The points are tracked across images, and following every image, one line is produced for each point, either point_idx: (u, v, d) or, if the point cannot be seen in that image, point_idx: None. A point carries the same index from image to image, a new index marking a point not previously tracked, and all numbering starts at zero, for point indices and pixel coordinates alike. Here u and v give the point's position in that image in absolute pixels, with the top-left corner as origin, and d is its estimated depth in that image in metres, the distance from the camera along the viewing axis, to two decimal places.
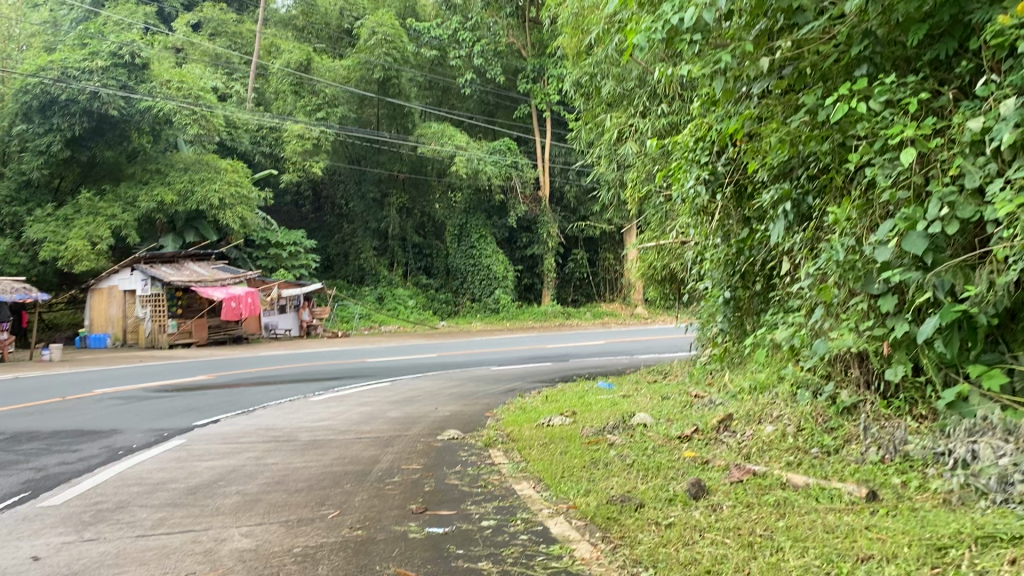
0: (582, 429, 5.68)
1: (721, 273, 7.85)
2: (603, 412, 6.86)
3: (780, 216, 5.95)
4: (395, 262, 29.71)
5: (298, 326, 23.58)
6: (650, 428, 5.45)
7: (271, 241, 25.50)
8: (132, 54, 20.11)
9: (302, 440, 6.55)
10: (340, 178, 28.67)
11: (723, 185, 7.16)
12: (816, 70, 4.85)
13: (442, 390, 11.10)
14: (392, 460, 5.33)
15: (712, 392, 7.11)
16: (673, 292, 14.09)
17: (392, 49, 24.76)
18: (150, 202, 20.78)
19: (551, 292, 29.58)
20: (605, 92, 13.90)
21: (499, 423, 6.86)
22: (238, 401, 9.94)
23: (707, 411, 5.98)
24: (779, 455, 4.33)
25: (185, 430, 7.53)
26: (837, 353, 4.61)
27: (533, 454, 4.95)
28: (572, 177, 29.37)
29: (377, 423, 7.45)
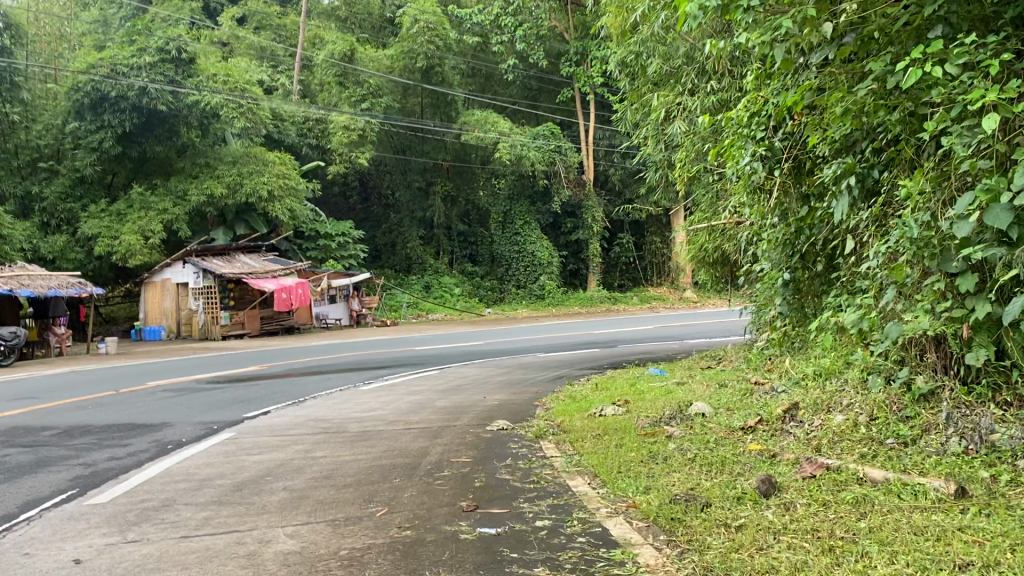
0: (638, 420, 5.46)
1: (779, 254, 7.55)
2: (658, 400, 6.63)
3: (844, 192, 5.67)
4: (440, 250, 29.58)
5: (347, 315, 23.66)
6: (710, 418, 5.21)
7: (318, 232, 25.61)
8: (179, 49, 20.42)
9: (350, 432, 6.43)
10: (385, 168, 28.69)
11: (782, 162, 6.87)
12: (884, 35, 4.54)
13: (491, 378, 10.95)
14: (441, 452, 5.17)
15: (773, 379, 6.83)
16: (724, 274, 13.75)
17: (435, 37, 24.59)
18: (201, 195, 20.98)
19: (597, 277, 29.27)
20: (652, 71, 13.56)
21: (550, 412, 6.67)
22: (288, 392, 9.92)
23: (769, 399, 5.71)
24: (852, 447, 4.08)
25: (235, 423, 7.49)
26: (913, 336, 4.31)
27: (587, 446, 4.74)
28: (618, 160, 28.94)
29: (426, 413, 7.31)
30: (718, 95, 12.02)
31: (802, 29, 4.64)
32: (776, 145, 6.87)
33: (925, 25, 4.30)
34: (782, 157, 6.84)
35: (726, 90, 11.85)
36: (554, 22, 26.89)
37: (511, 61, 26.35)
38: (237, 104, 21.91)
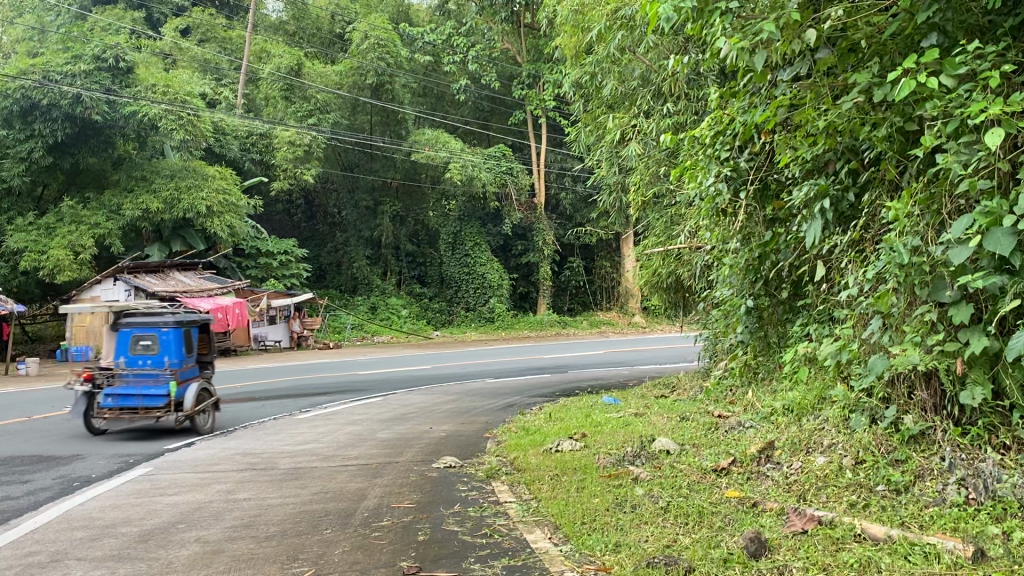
0: (598, 459, 5.00)
1: (741, 280, 7.21)
2: (618, 435, 6.18)
3: (817, 215, 5.37)
4: (388, 270, 28.95)
5: (288, 337, 22.84)
6: (677, 457, 4.77)
7: (260, 250, 24.77)
8: (117, 58, 19.56)
9: (281, 468, 5.85)
10: (332, 186, 28.05)
11: (747, 183, 6.56)
12: (871, 45, 4.24)
13: (438, 406, 10.41)
14: (380, 495, 4.64)
15: (737, 412, 6.44)
16: (679, 299, 13.40)
17: (385, 54, 24.31)
18: (135, 210, 20.14)
19: (547, 301, 28.93)
20: (606, 93, 13.29)
21: (500, 448, 6.17)
22: (219, 420, 9.26)
23: (737, 436, 5.31)
24: (839, 496, 3.67)
25: (154, 456, 6.84)
26: (901, 370, 3.93)
27: (545, 490, 4.26)
28: (569, 184, 28.67)
29: (366, 446, 6.76)
30: (674, 118, 11.79)
31: (783, 35, 4.33)
32: (741, 165, 6.56)
33: (917, 33, 4.00)
34: (748, 178, 6.53)
35: (681, 112, 11.69)
36: (506, 45, 26.70)
37: (463, 81, 25.88)
38: (177, 115, 21.06)
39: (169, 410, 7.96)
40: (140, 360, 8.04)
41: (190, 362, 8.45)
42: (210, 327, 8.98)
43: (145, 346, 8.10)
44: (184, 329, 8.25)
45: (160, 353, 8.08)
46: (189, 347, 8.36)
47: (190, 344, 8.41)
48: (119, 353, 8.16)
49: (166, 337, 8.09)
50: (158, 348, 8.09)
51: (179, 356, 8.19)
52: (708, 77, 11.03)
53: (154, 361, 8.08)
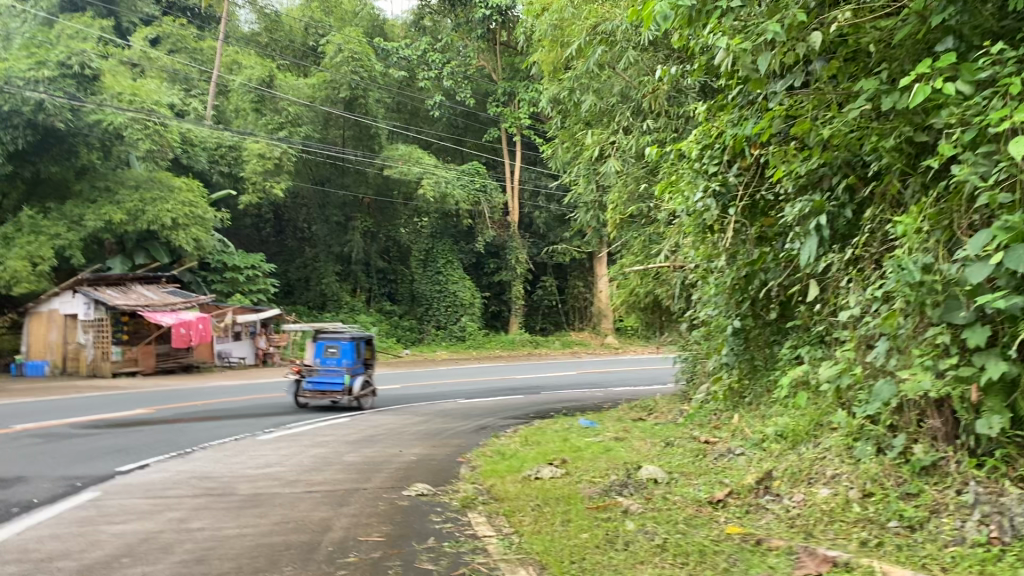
0: (583, 488, 4.67)
1: (726, 300, 6.96)
2: (601, 462, 5.86)
3: (812, 232, 5.14)
4: (358, 287, 28.51)
5: (253, 354, 22.28)
6: (667, 487, 4.46)
7: (226, 264, 24.18)
8: (82, 65, 19.02)
9: (239, 495, 5.43)
10: (302, 201, 27.60)
11: (736, 200, 6.30)
12: (879, 50, 4.02)
13: (409, 427, 10.02)
14: (347, 527, 4.25)
15: (724, 438, 6.16)
16: (659, 318, 13.09)
17: (359, 67, 24.02)
18: (98, 222, 19.51)
19: (519, 320, 28.65)
20: (584, 109, 13.05)
21: (475, 474, 5.82)
22: (177, 440, 8.80)
23: (728, 464, 5.02)
24: (847, 534, 3.37)
25: (103, 478, 6.39)
26: (910, 396, 3.67)
27: (527, 525, 3.92)
28: (543, 202, 28.46)
29: (332, 471, 6.37)
30: (653, 135, 11.62)
31: (787, 37, 4.09)
32: (730, 181, 6.30)
33: (929, 36, 3.77)
34: (737, 194, 6.27)
35: (661, 129, 11.54)
36: (482, 62, 26.54)
37: (438, 97, 25.55)
38: (143, 125, 20.69)
39: (345, 393, 12.05)
40: (329, 361, 12.16)
41: (359, 362, 12.56)
42: (373, 341, 13.05)
43: (331, 352, 12.26)
44: (356, 341, 12.35)
45: (341, 356, 12.21)
46: (357, 355, 12.40)
47: (359, 352, 12.50)
48: (314, 356, 12.31)
49: (345, 347, 12.20)
50: (340, 353, 12.24)
51: (352, 360, 12.28)
52: (692, 94, 10.87)
53: (337, 362, 12.21)
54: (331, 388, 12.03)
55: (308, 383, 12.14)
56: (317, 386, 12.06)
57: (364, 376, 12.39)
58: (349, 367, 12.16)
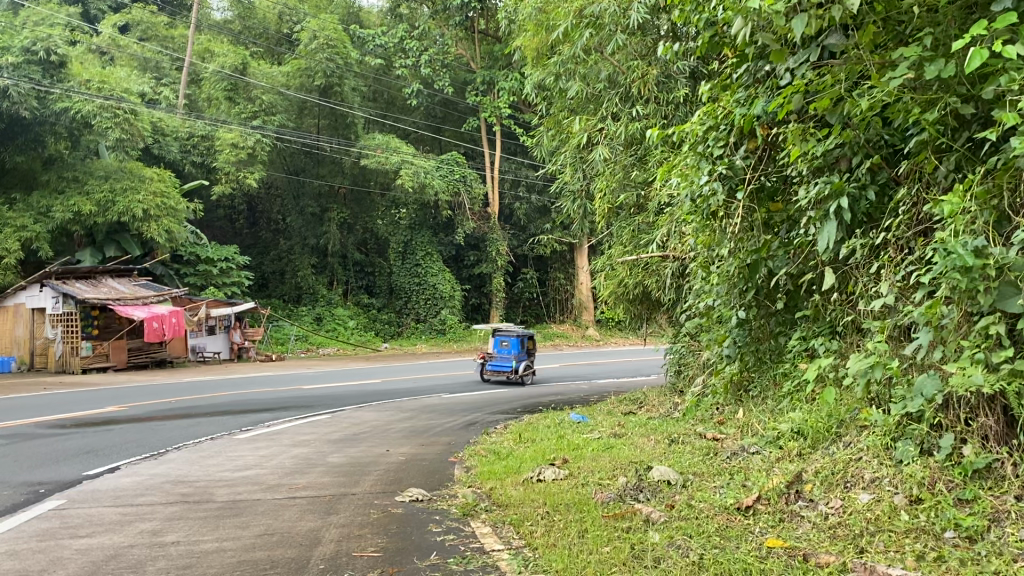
0: (594, 492, 4.31)
1: (729, 289, 6.61)
2: (604, 460, 5.49)
3: (831, 216, 4.82)
4: (335, 280, 28.03)
5: (228, 348, 21.73)
6: (688, 491, 4.12)
7: (199, 256, 23.60)
8: (48, 51, 18.20)
9: (216, 501, 5.02)
10: (278, 192, 27.01)
11: (743, 184, 5.97)
12: (923, 14, 3.70)
13: (393, 424, 9.61)
14: (338, 540, 3.86)
15: (731, 434, 5.85)
16: (648, 309, 12.66)
17: (335, 54, 23.53)
18: (65, 212, 18.94)
19: (499, 313, 28.27)
20: (571, 95, 12.62)
21: (471, 477, 5.44)
22: (149, 440, 8.35)
23: (745, 464, 4.69)
24: (900, 547, 3.02)
25: (69, 484, 5.95)
26: (959, 392, 3.33)
27: (540, 538, 3.55)
28: (523, 193, 28.10)
29: (317, 473, 5.97)
30: (643, 121, 11.25)
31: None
32: (736, 164, 5.94)
33: None
34: (746, 177, 5.91)
35: (652, 115, 11.20)
36: (460, 51, 26.04)
37: (416, 86, 25.00)
38: (111, 113, 19.69)
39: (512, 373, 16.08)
40: (503, 350, 16.30)
41: (524, 352, 16.57)
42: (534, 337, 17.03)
43: (504, 343, 16.37)
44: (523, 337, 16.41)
45: (511, 347, 16.31)
46: (523, 347, 16.43)
47: (524, 345, 16.50)
48: (493, 347, 16.52)
49: (513, 341, 16.25)
50: (510, 345, 16.32)
51: (518, 350, 16.33)
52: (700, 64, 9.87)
53: (509, 351, 16.32)
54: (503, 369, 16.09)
55: (488, 365, 16.37)
56: (493, 367, 16.22)
57: (528, 362, 16.37)
58: (517, 355, 16.19)
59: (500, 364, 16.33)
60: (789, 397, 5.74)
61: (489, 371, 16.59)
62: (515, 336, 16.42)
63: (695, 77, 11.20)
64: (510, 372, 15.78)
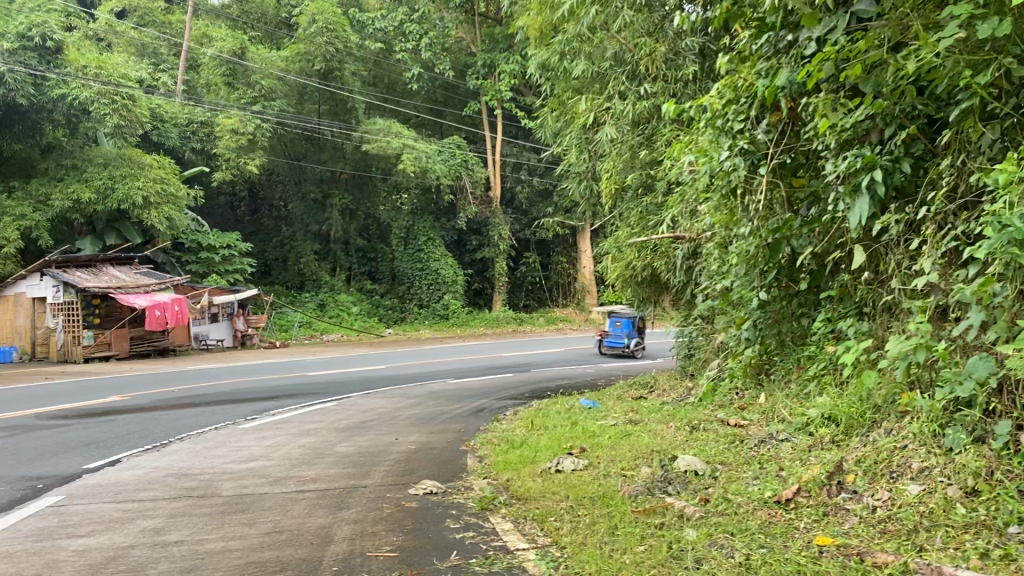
0: (619, 485, 4.09)
1: (748, 270, 6.37)
2: (623, 449, 5.27)
3: (863, 191, 4.58)
4: (337, 267, 27.81)
5: (231, 336, 21.52)
6: (720, 483, 3.90)
7: (200, 244, 23.36)
8: (44, 36, 17.83)
9: (221, 496, 4.80)
10: (278, 178, 26.73)
11: (766, 159, 5.71)
12: None
13: (401, 411, 9.40)
14: (351, 538, 3.64)
15: (754, 421, 5.63)
16: (656, 294, 12.33)
17: (335, 38, 23.10)
18: (64, 200, 18.65)
19: (503, 297, 28.02)
20: (577, 74, 12.28)
21: (487, 468, 5.23)
22: (151, 430, 8.14)
23: (774, 453, 4.48)
24: (961, 545, 2.78)
25: (68, 479, 5.74)
26: (1018, 375, 3.10)
27: (571, 535, 3.32)
28: (525, 176, 27.70)
29: (325, 465, 5.76)
30: (651, 100, 10.96)
31: None
32: (759, 138, 5.68)
33: None
34: (769, 152, 5.65)
35: (659, 93, 10.93)
36: (461, 33, 25.58)
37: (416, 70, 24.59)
38: (109, 100, 19.34)
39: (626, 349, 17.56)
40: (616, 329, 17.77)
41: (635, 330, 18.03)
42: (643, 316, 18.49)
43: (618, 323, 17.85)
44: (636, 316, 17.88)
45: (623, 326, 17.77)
46: (635, 326, 17.86)
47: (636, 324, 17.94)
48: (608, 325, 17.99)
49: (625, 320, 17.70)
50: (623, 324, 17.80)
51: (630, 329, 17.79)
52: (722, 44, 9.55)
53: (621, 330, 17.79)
54: (618, 346, 17.60)
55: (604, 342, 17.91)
56: (608, 344, 17.73)
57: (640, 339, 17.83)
58: (629, 334, 17.61)
59: (615, 341, 17.84)
60: (818, 381, 5.52)
61: (604, 348, 18.10)
62: (627, 316, 17.84)
63: (705, 53, 10.90)
64: (624, 348, 17.31)
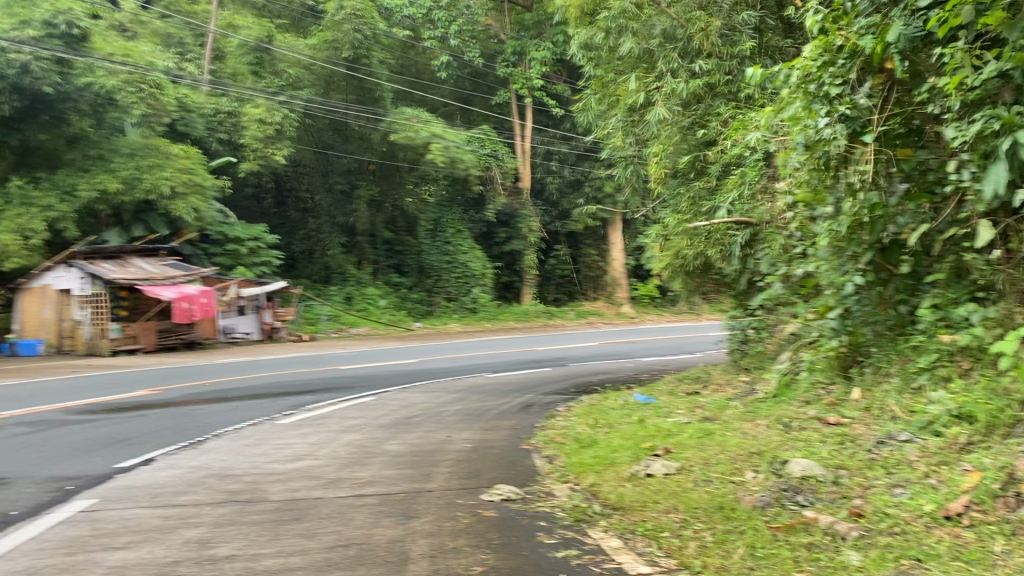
0: (734, 493, 3.57)
1: (838, 252, 5.83)
2: (718, 450, 4.73)
3: (1003, 156, 4.05)
4: (363, 259, 27.33)
5: (259, 329, 21.11)
6: (862, 494, 3.36)
7: (227, 236, 22.99)
8: (70, 24, 17.48)
9: (270, 502, 4.31)
10: (304, 169, 26.33)
11: (870, 127, 5.17)
12: None
13: (444, 407, 8.88)
14: (431, 556, 3.13)
15: (856, 419, 5.08)
16: (705, 287, 11.50)
17: (363, 24, 22.58)
18: (90, 190, 18.23)
19: (532, 291, 27.34)
20: (620, 54, 11.60)
21: (562, 470, 4.70)
22: (185, 426, 7.68)
23: (904, 457, 3.95)
24: None
25: (101, 479, 5.26)
26: None
27: (712, 560, 2.78)
28: (556, 168, 26.89)
29: (378, 465, 5.25)
30: (704, 78, 10.37)
31: None
32: (861, 102, 5.16)
33: None
34: (874, 117, 5.13)
35: (713, 71, 10.34)
36: (488, 21, 25.32)
37: (445, 58, 24.19)
38: (135, 88, 19.26)
39: None
40: None
41: None
42: None
43: None
44: None
45: None
46: None
47: None
48: None
49: None
50: None
51: None
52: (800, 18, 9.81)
53: None
54: None
55: None
56: None
57: None
58: None
59: None
60: (930, 374, 4.98)
61: None
62: None
63: (759, 28, 10.29)
64: None
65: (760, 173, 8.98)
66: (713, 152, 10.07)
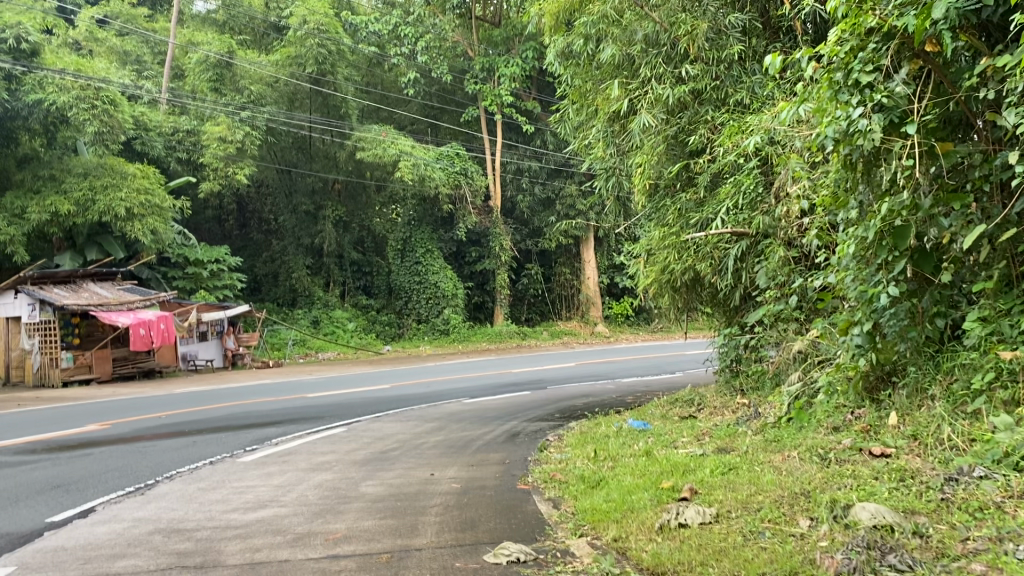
0: (803, 553, 3.01)
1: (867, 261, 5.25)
2: (754, 492, 4.07)
3: None
4: (331, 281, 26.52)
5: (221, 356, 20.16)
6: (970, 554, 2.76)
7: (187, 258, 22.02)
8: (18, 38, 16.35)
9: (228, 568, 3.58)
10: (268, 190, 25.49)
11: (909, 119, 4.62)
12: None
13: (425, 438, 8.13)
14: None
15: (905, 448, 4.45)
16: (693, 302, 10.90)
17: (327, 41, 21.98)
18: (42, 213, 17.29)
19: (504, 311, 26.63)
20: (600, 62, 10.88)
21: (577, 520, 4.01)
22: (135, 466, 6.87)
23: (990, 494, 3.35)
24: None
25: (28, 538, 4.47)
26: None
27: None
28: (527, 186, 25.97)
29: (354, 514, 4.52)
30: (691, 84, 9.62)
31: None
32: (897, 90, 4.59)
33: None
34: (915, 107, 4.57)
35: (700, 77, 9.67)
36: (457, 38, 24.08)
37: (412, 74, 23.57)
38: (89, 104, 18.11)
39: None
40: None
41: None
42: None
43: None
44: None
45: None
46: None
47: None
48: None
49: None
50: None
51: None
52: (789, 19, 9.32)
53: None
54: None
55: None
56: None
57: None
58: None
59: None
60: (987, 398, 4.42)
61: None
62: None
63: (746, 31, 9.69)
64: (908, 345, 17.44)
65: (757, 182, 8.37)
66: (703, 160, 9.32)
